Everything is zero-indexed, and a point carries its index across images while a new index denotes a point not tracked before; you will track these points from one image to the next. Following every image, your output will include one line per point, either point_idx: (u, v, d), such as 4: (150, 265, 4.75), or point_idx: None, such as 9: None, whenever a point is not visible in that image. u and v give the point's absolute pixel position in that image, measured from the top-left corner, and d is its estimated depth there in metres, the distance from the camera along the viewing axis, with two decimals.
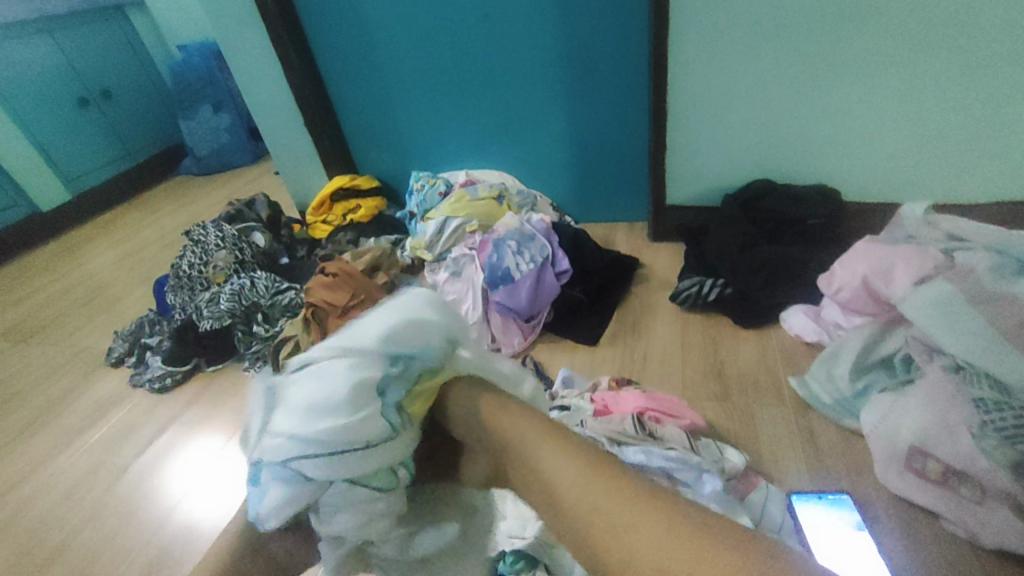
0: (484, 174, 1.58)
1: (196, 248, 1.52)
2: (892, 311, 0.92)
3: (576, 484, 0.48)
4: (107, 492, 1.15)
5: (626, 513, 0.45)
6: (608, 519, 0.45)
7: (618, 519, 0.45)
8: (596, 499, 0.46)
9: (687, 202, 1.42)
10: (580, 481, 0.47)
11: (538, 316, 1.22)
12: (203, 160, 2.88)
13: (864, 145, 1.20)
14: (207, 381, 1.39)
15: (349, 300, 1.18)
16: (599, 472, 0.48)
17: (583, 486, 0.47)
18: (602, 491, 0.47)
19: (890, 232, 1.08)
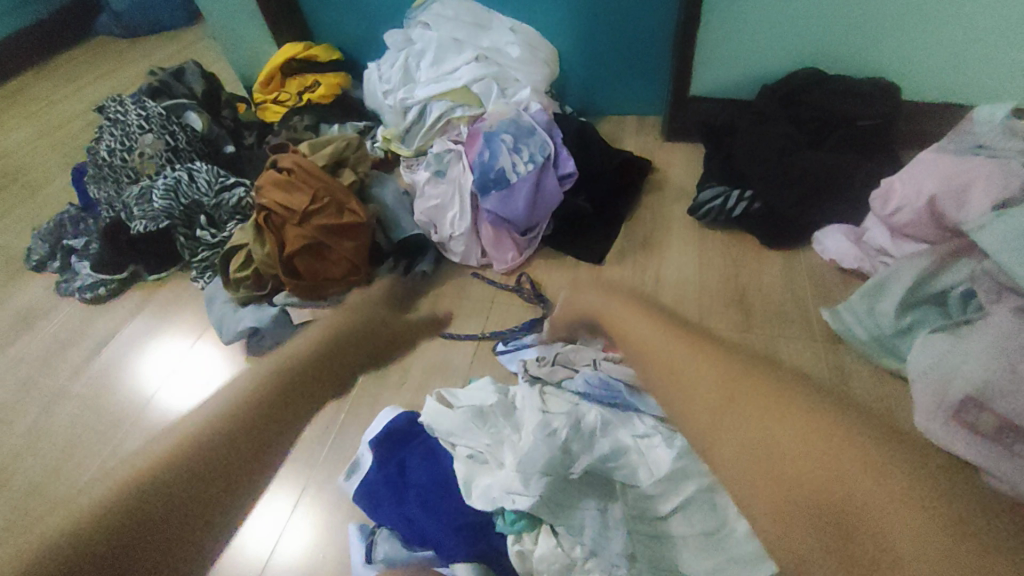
0: None
1: (115, 130, 1.24)
2: (956, 239, 0.79)
3: (725, 416, 0.47)
4: (45, 415, 1.02)
5: (760, 395, 0.47)
6: (764, 417, 0.46)
7: (759, 400, 0.47)
8: (743, 396, 0.47)
9: (713, 94, 1.19)
10: (722, 378, 0.49)
11: (536, 228, 1.05)
12: (125, 17, 2.37)
13: (945, 31, 0.98)
14: (150, 291, 1.21)
15: (310, 205, 0.96)
16: (741, 369, 0.50)
17: (719, 375, 0.50)
18: (725, 364, 0.51)
19: (954, 139, 0.92)
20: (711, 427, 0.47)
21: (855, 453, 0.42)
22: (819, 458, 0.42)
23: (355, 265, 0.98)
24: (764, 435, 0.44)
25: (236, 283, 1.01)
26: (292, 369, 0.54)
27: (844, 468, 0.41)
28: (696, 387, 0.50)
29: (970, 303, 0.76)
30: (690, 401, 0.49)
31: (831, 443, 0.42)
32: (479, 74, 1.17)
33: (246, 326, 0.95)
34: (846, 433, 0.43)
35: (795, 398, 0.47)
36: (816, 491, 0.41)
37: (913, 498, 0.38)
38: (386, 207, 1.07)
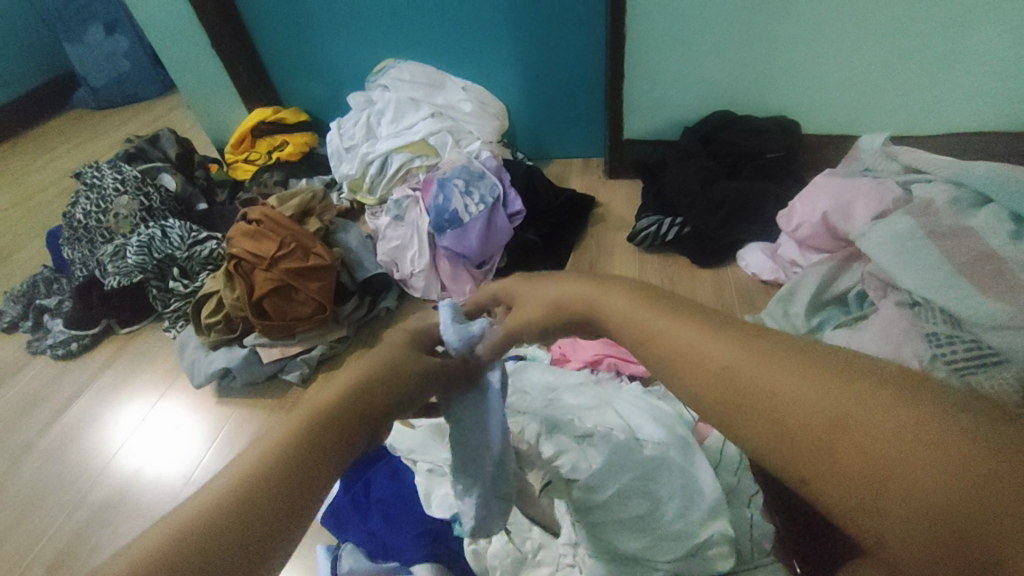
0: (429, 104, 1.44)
1: (91, 194, 1.31)
2: (850, 247, 0.91)
3: (742, 397, 0.30)
4: (11, 472, 1.03)
5: (763, 367, 0.30)
6: (773, 403, 0.29)
7: (795, 410, 0.28)
8: (708, 350, 0.32)
9: (643, 136, 1.34)
10: (725, 365, 0.31)
11: (490, 261, 1.14)
12: (101, 92, 2.49)
13: (829, 75, 1.14)
14: (122, 343, 1.25)
15: (277, 250, 1.04)
16: (750, 344, 0.32)
17: (716, 347, 0.32)
18: (744, 351, 0.31)
19: (847, 164, 1.06)
20: (721, 413, 0.31)
21: (888, 404, 0.26)
22: (824, 426, 0.27)
23: (321, 304, 1.04)
24: (781, 430, 0.28)
25: (208, 328, 1.07)
26: (327, 421, 0.38)
27: (935, 480, 0.24)
28: (700, 379, 0.32)
29: (865, 300, 0.87)
30: (676, 369, 0.33)
31: (882, 442, 0.25)
32: (434, 128, 1.29)
33: (219, 367, 1.02)
34: (895, 394, 0.26)
35: (823, 365, 0.29)
36: (867, 472, 0.25)
37: (948, 455, 0.24)
38: (350, 250, 1.15)
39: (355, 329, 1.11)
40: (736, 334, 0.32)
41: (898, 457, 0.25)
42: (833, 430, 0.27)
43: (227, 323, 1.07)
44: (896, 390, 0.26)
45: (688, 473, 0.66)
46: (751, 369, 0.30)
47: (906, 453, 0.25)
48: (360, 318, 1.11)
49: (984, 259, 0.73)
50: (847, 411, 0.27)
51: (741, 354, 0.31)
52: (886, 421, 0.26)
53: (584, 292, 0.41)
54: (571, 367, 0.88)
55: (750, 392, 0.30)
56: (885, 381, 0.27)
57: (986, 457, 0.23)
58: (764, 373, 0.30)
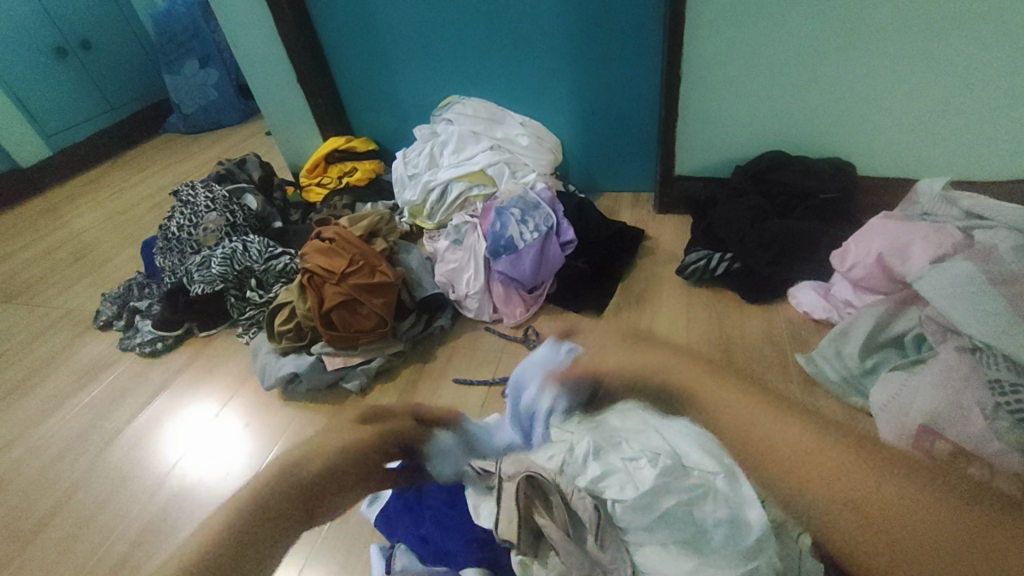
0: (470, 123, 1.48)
1: (185, 210, 1.45)
2: (906, 289, 0.91)
3: (845, 477, 0.71)
4: (99, 458, 1.13)
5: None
6: (867, 472, 0.72)
7: (867, 496, 0.69)
8: (839, 456, 0.75)
9: (695, 172, 1.37)
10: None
11: (541, 287, 1.19)
12: (191, 118, 2.76)
13: (885, 119, 1.16)
14: (200, 346, 1.36)
15: (347, 267, 1.13)
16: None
17: (818, 442, 0.78)
18: (841, 448, 0.77)
19: (905, 208, 1.05)
20: (806, 489, 0.70)
21: (914, 493, 0.68)
22: (863, 498, 0.69)
23: (383, 318, 1.12)
24: (885, 508, 0.67)
25: (279, 335, 1.16)
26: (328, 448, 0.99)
27: (911, 525, 0.65)
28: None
29: (923, 344, 0.86)
30: (793, 475, 0.72)
31: (898, 504, 0.67)
32: (493, 159, 1.38)
33: (289, 371, 1.10)
34: (920, 486, 0.69)
35: (896, 468, 0.72)
36: (912, 539, 0.63)
37: (934, 514, 0.65)
38: (411, 270, 1.23)
39: (410, 344, 1.18)
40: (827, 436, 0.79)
41: (929, 530, 0.64)
42: (865, 487, 0.70)
43: (297, 332, 1.16)
44: (937, 486, 0.68)
45: (736, 503, 0.67)
46: (858, 466, 0.73)
47: (928, 523, 0.65)
48: (416, 335, 1.18)
49: None
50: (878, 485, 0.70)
51: (850, 462, 0.73)
52: (934, 520, 0.65)
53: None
54: (618, 393, 0.91)
55: (849, 489, 0.70)
56: (920, 476, 0.70)
57: (976, 533, 0.63)
58: (854, 468, 0.73)
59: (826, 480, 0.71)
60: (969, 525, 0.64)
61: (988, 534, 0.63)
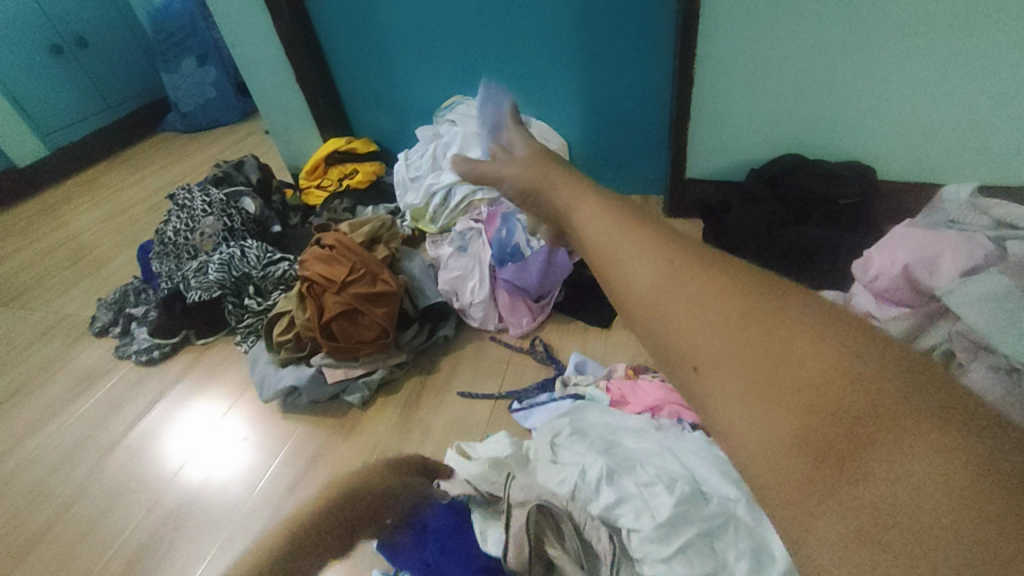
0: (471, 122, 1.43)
1: (182, 214, 1.42)
2: (934, 302, 0.86)
3: (730, 355, 0.35)
4: (93, 471, 1.10)
5: (781, 357, 0.34)
6: (742, 357, 0.35)
7: (764, 391, 0.33)
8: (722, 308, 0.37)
9: (706, 175, 1.33)
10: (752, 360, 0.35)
11: (548, 296, 1.16)
12: (189, 116, 2.71)
13: (906, 121, 1.11)
14: (197, 354, 1.33)
15: (347, 275, 1.09)
16: (769, 329, 0.35)
17: (697, 311, 0.38)
18: (765, 332, 0.35)
19: (929, 214, 1.01)
20: (719, 373, 0.35)
21: (884, 397, 0.30)
22: (805, 380, 0.32)
23: (385, 329, 1.08)
24: (733, 376, 0.35)
25: (278, 346, 1.12)
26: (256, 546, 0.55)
27: (896, 456, 0.28)
28: (735, 374, 0.35)
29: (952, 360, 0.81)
30: (660, 325, 0.40)
31: (839, 412, 0.31)
32: None
33: (287, 384, 1.06)
34: (921, 401, 0.30)
35: (794, 336, 0.35)
36: (850, 436, 0.30)
37: (922, 448, 0.28)
38: (413, 278, 1.19)
39: (413, 355, 1.14)
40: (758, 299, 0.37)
41: (907, 452, 0.28)
42: (808, 385, 0.32)
43: (295, 343, 1.12)
44: (897, 364, 0.32)
45: (757, 533, 0.63)
46: (750, 340, 0.35)
47: (896, 450, 0.28)
48: (419, 345, 1.14)
49: None
50: (838, 395, 0.31)
51: (764, 336, 0.35)
52: (842, 393, 0.31)
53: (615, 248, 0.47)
54: (630, 411, 0.86)
55: (758, 329, 0.35)
56: (888, 376, 0.31)
57: (962, 449, 0.27)
58: (757, 336, 0.35)
59: (725, 369, 0.35)
60: (938, 416, 0.29)
61: (967, 447, 0.27)
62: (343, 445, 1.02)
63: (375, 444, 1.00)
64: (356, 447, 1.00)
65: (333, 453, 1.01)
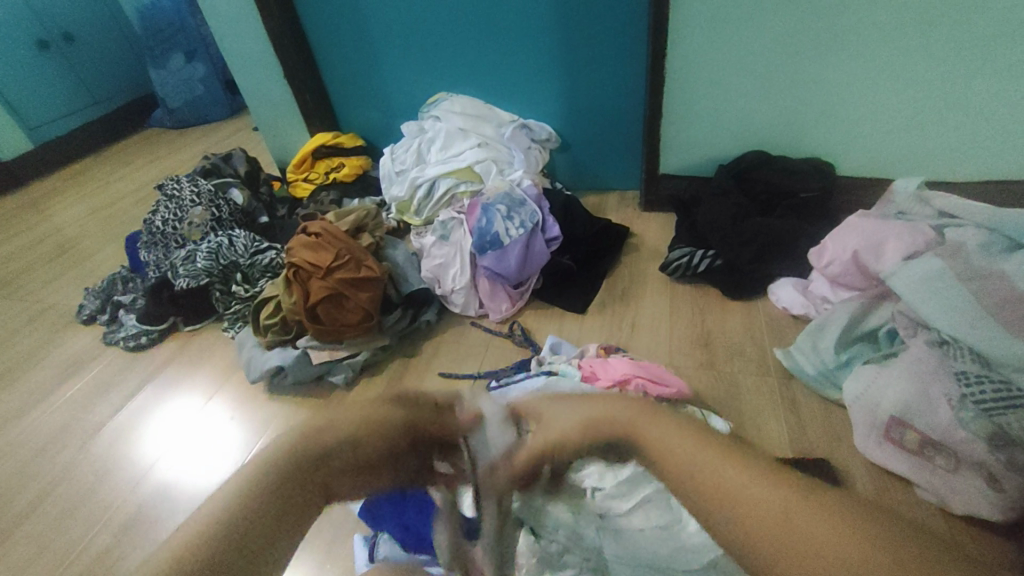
0: (465, 113, 1.46)
1: (170, 203, 1.45)
2: (879, 286, 0.93)
3: (791, 520, 0.39)
4: (80, 453, 1.12)
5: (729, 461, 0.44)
6: (746, 475, 0.42)
7: (813, 522, 0.38)
8: (704, 459, 0.44)
9: (679, 171, 1.39)
10: (810, 535, 0.38)
11: (526, 283, 1.21)
12: (176, 113, 2.72)
13: (862, 121, 1.19)
14: (184, 341, 1.36)
15: (333, 261, 1.13)
16: (740, 461, 0.44)
17: (748, 484, 0.41)
18: (745, 475, 0.42)
19: (882, 206, 1.07)
20: (757, 534, 0.39)
21: (864, 527, 0.38)
22: (813, 533, 0.38)
23: (368, 313, 1.12)
24: (757, 494, 0.41)
25: (264, 330, 1.16)
26: (284, 478, 0.50)
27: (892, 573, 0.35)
28: (752, 506, 0.40)
29: (895, 338, 0.89)
30: (707, 498, 0.43)
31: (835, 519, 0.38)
32: (480, 157, 1.38)
33: (273, 365, 1.09)
34: (846, 507, 0.39)
35: (802, 494, 0.40)
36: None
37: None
38: (397, 265, 1.25)
39: (397, 338, 1.19)
40: (726, 450, 0.45)
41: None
42: (831, 545, 0.37)
43: (282, 325, 1.16)
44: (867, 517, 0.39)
45: None
46: (750, 476, 0.42)
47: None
48: (402, 329, 1.18)
49: (1013, 304, 0.76)
50: (841, 520, 0.38)
51: (752, 472, 0.42)
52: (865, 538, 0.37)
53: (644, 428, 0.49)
54: (600, 385, 0.91)
55: (744, 458, 0.44)
56: (860, 501, 0.40)
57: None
58: (739, 469, 0.43)
59: (730, 499, 0.41)
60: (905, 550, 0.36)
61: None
62: None
63: None
64: None
65: None
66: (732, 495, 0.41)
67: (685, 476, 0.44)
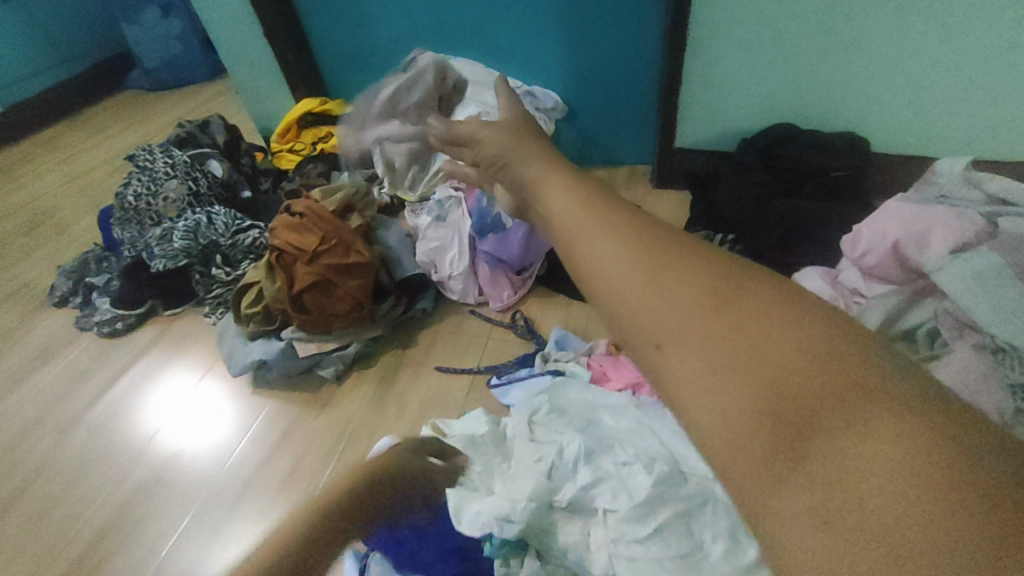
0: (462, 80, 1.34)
1: (143, 177, 1.33)
2: (921, 280, 0.85)
3: (670, 325, 0.26)
4: (55, 446, 1.06)
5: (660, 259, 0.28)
6: (653, 271, 0.28)
7: (732, 339, 0.25)
8: (607, 239, 0.30)
9: (697, 145, 1.28)
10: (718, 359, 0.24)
11: (529, 269, 1.12)
12: (155, 73, 2.55)
13: (903, 92, 1.07)
14: (164, 326, 1.27)
15: (318, 245, 1.03)
16: (667, 256, 0.29)
17: (643, 278, 0.28)
18: (645, 265, 0.28)
19: (922, 188, 0.98)
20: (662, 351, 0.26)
21: (836, 375, 0.23)
22: (759, 361, 0.24)
23: (359, 302, 1.04)
24: (667, 304, 0.26)
25: (246, 319, 1.07)
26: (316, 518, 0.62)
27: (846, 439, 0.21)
28: (653, 311, 0.27)
29: (937, 338, 0.79)
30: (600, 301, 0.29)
31: (776, 350, 0.24)
32: (479, 128, 1.27)
33: (256, 358, 1.03)
34: (838, 345, 0.24)
35: (737, 309, 0.25)
36: (804, 429, 0.22)
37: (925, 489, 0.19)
38: (391, 249, 1.16)
39: (391, 328, 1.11)
40: (654, 235, 0.30)
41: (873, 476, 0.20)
42: (779, 373, 0.23)
43: (265, 315, 1.07)
44: (889, 369, 0.23)
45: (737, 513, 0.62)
46: (656, 277, 0.27)
47: (877, 469, 0.20)
48: (396, 318, 1.10)
49: None
50: (800, 353, 0.23)
51: (663, 271, 0.28)
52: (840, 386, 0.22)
53: (618, 289, 0.28)
54: (611, 387, 0.86)
55: (697, 262, 0.28)
56: (859, 344, 0.24)
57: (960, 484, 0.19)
58: (656, 264, 0.28)
59: (619, 292, 0.28)
60: (919, 420, 0.21)
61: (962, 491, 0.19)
62: (315, 420, 0.99)
63: (350, 418, 0.98)
64: (329, 421, 0.98)
65: (304, 428, 0.98)
66: (617, 283, 0.28)
67: (614, 292, 0.28)
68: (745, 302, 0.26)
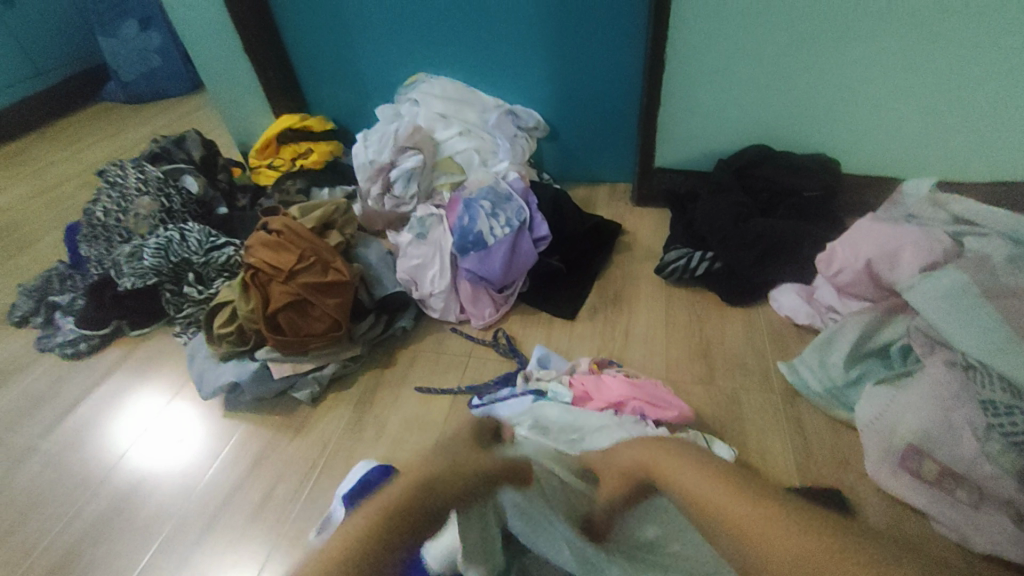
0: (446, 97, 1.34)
1: (113, 193, 1.29)
2: (893, 298, 0.87)
3: (757, 535, 0.39)
4: (9, 474, 1.00)
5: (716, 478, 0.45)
6: (721, 498, 0.43)
7: (774, 538, 0.39)
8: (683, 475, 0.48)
9: (675, 164, 1.30)
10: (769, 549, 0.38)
11: (511, 287, 1.12)
12: (131, 86, 2.50)
13: (871, 117, 1.11)
14: (132, 346, 1.23)
15: (296, 263, 1.01)
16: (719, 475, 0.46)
17: (723, 503, 0.43)
18: (713, 487, 0.45)
19: (888, 209, 1.01)
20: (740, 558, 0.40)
21: (830, 549, 0.36)
22: (780, 548, 0.38)
23: (338, 322, 1.01)
24: (735, 518, 0.41)
25: (219, 339, 1.03)
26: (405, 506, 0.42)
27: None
28: (728, 520, 0.41)
29: (910, 354, 0.82)
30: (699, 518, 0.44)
31: (803, 542, 0.38)
32: (462, 147, 1.28)
33: (227, 381, 0.99)
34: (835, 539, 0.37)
35: (770, 515, 0.40)
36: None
37: None
38: (370, 266, 1.13)
39: (369, 347, 1.09)
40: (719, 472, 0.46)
41: None
42: (796, 554, 0.37)
43: (239, 335, 1.03)
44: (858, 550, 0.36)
45: None
46: (731, 498, 0.43)
47: None
48: (375, 337, 1.09)
49: None
50: (798, 538, 0.38)
51: (736, 492, 0.44)
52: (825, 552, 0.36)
53: (704, 495, 0.44)
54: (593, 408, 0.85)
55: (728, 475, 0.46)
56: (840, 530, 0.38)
57: None
58: (713, 483, 0.45)
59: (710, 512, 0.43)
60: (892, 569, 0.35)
61: None
62: (289, 445, 0.96)
63: (326, 441, 0.95)
64: (304, 445, 0.95)
65: (277, 454, 0.95)
66: (708, 507, 0.44)
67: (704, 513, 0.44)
68: (762, 497, 0.42)
